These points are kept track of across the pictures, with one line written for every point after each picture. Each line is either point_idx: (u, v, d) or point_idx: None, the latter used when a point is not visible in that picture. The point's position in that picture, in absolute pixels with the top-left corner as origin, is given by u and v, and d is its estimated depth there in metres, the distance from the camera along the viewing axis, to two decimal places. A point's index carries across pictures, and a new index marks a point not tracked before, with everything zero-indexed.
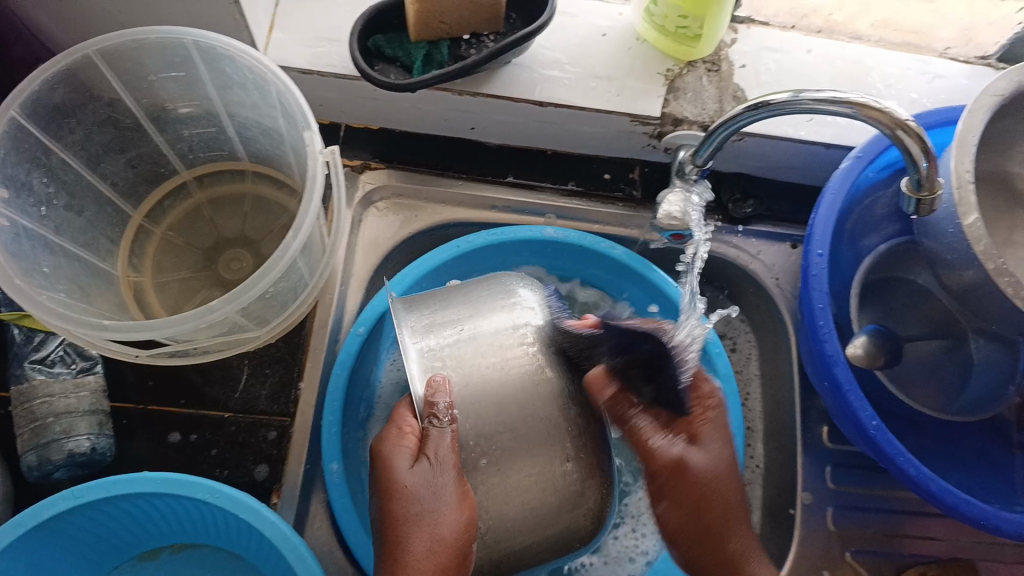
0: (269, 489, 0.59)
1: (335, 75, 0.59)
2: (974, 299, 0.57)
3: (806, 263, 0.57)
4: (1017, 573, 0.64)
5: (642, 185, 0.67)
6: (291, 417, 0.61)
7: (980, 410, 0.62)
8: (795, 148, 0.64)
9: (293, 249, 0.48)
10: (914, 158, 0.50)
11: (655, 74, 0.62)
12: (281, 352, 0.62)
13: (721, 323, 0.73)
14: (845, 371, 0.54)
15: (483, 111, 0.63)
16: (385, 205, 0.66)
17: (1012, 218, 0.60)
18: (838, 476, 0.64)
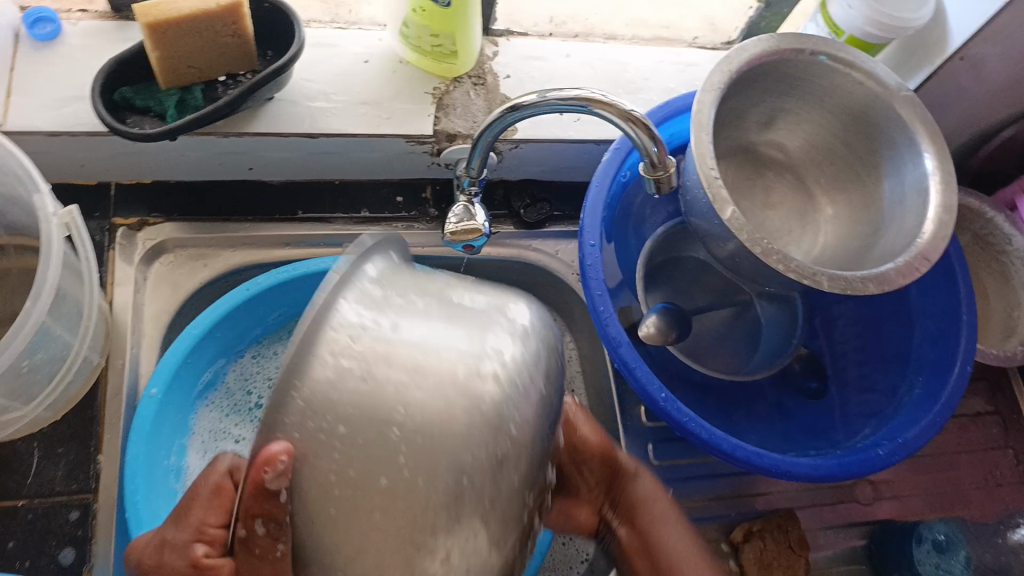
0: (77, 570, 0.56)
1: (86, 133, 0.58)
2: (741, 266, 0.59)
3: (581, 255, 0.58)
4: (837, 511, 0.69)
5: (434, 203, 0.70)
6: (93, 493, 0.57)
7: (773, 363, 0.67)
8: (568, 148, 0.67)
9: (37, 317, 0.46)
10: (645, 146, 0.53)
11: (423, 94, 0.64)
12: (74, 428, 0.59)
13: (541, 329, 0.75)
14: (628, 350, 0.55)
15: (256, 150, 0.63)
16: (171, 258, 0.65)
17: (762, 184, 0.69)
18: (660, 452, 0.67)
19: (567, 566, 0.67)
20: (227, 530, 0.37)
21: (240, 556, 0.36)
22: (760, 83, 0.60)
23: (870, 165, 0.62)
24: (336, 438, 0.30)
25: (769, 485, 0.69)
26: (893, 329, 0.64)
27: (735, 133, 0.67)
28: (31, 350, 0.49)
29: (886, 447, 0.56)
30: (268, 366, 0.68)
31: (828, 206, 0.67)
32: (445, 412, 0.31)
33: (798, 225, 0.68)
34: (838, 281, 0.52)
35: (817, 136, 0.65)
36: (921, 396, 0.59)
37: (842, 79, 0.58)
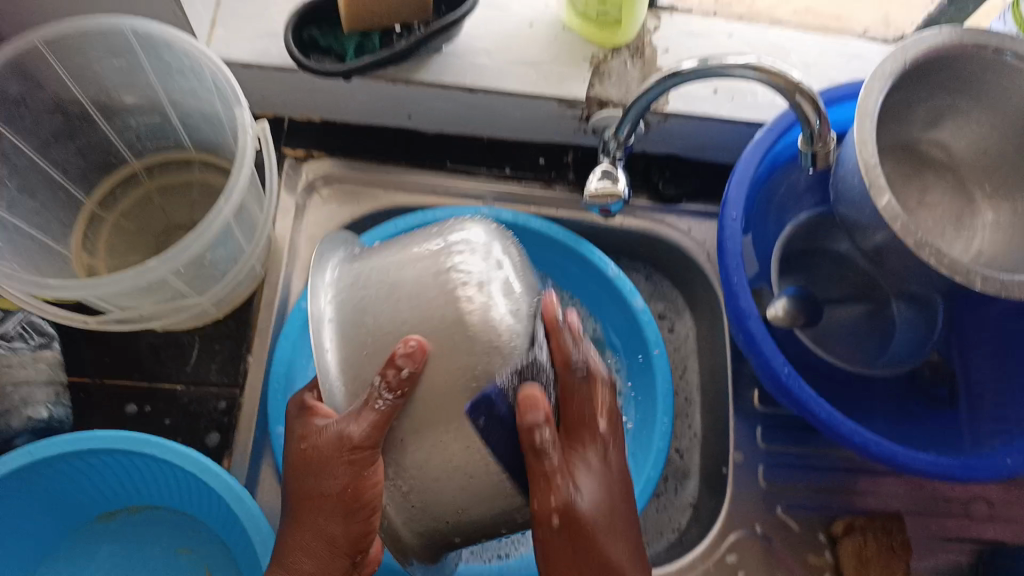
0: (221, 454, 0.61)
1: (275, 66, 0.63)
2: (884, 259, 0.58)
3: (722, 227, 0.59)
4: (944, 523, 0.67)
5: (574, 167, 0.72)
6: (241, 388, 0.62)
7: (898, 364, 0.67)
8: (718, 127, 0.68)
9: (226, 213, 0.51)
10: (807, 117, 0.54)
11: (581, 61, 0.66)
12: (230, 330, 0.64)
13: (659, 304, 0.77)
14: (757, 322, 0.57)
15: (419, 99, 0.67)
16: (328, 193, 0.70)
17: (922, 183, 0.68)
18: (768, 437, 0.68)
19: (659, 531, 0.69)
20: (298, 396, 0.49)
21: (302, 411, 0.48)
22: (927, 79, 0.59)
23: None
24: (429, 375, 0.39)
25: (876, 487, 0.68)
26: None
27: (894, 131, 0.66)
28: (214, 245, 0.54)
29: (1013, 457, 0.55)
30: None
31: (989, 211, 0.66)
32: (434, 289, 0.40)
33: (952, 227, 0.67)
34: (991, 282, 0.52)
35: (986, 138, 0.64)
36: None
37: (1022, 81, 0.57)
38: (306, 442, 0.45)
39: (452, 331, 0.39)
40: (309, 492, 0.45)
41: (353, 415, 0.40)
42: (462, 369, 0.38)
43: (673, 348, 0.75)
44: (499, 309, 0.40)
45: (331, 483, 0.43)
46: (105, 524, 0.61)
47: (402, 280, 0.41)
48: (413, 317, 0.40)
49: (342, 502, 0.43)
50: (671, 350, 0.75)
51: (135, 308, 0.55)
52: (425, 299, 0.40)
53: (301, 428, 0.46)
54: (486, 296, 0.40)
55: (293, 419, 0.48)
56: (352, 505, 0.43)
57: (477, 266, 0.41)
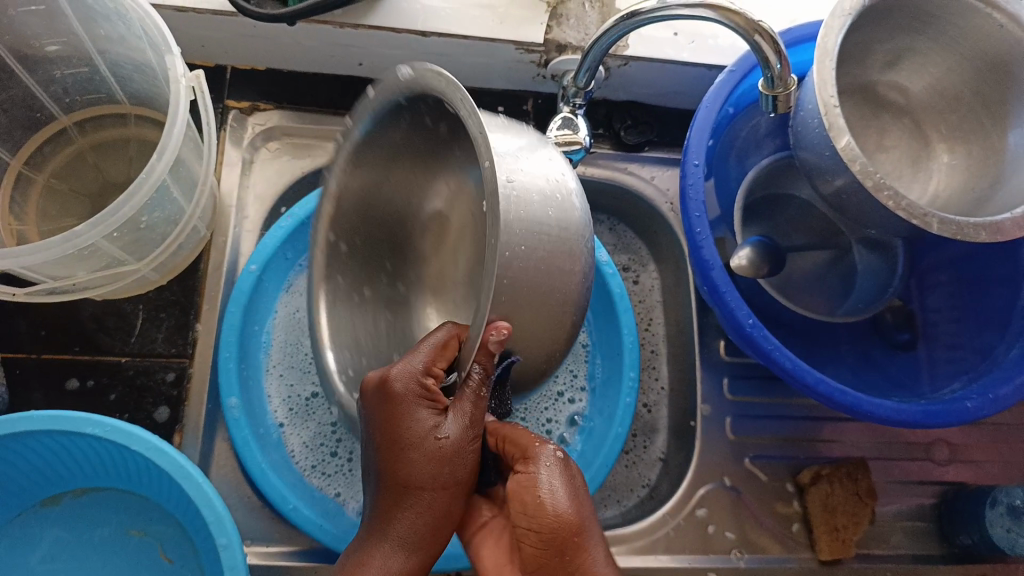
0: (170, 429, 0.58)
1: (211, 11, 0.59)
2: (848, 204, 0.57)
3: (684, 175, 0.57)
4: (908, 467, 0.68)
5: (535, 116, 0.69)
6: (190, 358, 0.60)
7: (864, 310, 0.66)
8: (679, 72, 0.65)
9: (160, 170, 0.48)
10: (767, 59, 0.51)
11: (538, 2, 0.63)
12: (176, 296, 0.61)
13: (624, 257, 0.75)
14: (721, 274, 0.55)
15: (368, 45, 0.63)
16: (277, 145, 0.67)
17: (879, 126, 0.67)
18: (735, 387, 0.67)
19: (629, 488, 0.67)
20: (394, 375, 0.42)
21: (410, 395, 0.42)
22: (890, 18, 0.57)
23: (999, 115, 0.59)
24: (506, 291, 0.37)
25: (841, 434, 0.68)
26: (997, 291, 0.62)
27: (855, 72, 0.64)
28: (150, 206, 0.51)
29: (974, 401, 0.55)
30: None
31: (944, 153, 0.64)
32: (516, 194, 0.37)
33: (909, 169, 0.66)
34: (948, 225, 0.50)
35: (944, 78, 0.62)
36: (1017, 358, 0.57)
37: (981, 19, 0.55)
38: (403, 432, 0.42)
39: (516, 236, 0.37)
40: (425, 487, 0.43)
41: (463, 414, 0.42)
42: (548, 310, 0.39)
43: (638, 300, 0.73)
44: (577, 213, 0.41)
45: (437, 479, 0.43)
46: (50, 509, 0.58)
47: (487, 134, 0.38)
48: (526, 233, 0.37)
49: (467, 487, 0.44)
50: (638, 303, 0.73)
51: (67, 276, 0.51)
52: (505, 184, 0.37)
53: (426, 418, 0.42)
54: (546, 192, 0.39)
55: (405, 405, 0.42)
56: (465, 487, 0.44)
57: (540, 174, 0.39)
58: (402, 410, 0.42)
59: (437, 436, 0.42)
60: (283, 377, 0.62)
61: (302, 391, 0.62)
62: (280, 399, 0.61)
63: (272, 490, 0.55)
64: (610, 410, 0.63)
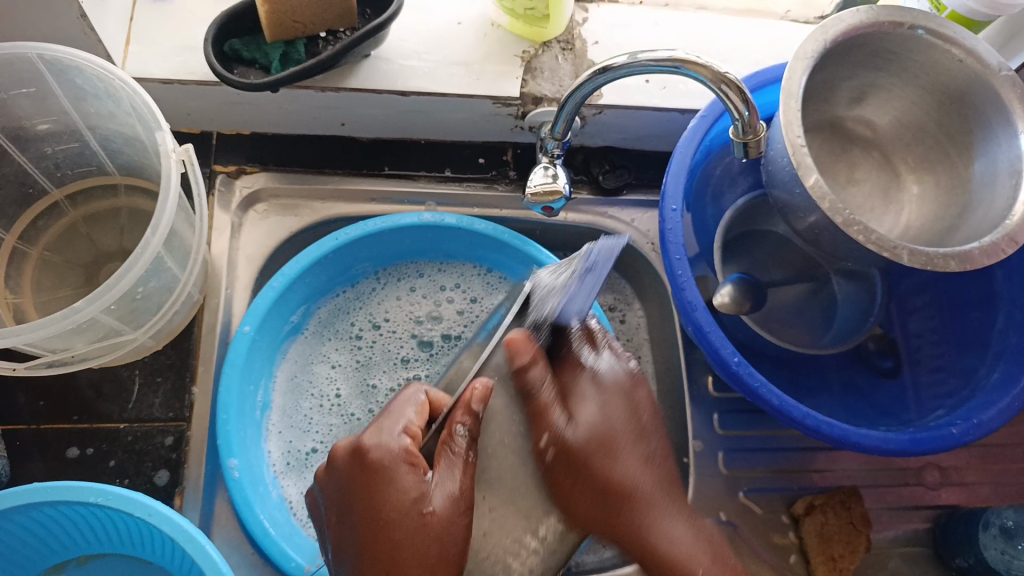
0: (171, 493, 0.59)
1: (197, 81, 0.61)
2: (823, 240, 0.58)
3: (661, 220, 0.59)
4: (900, 493, 0.69)
5: (515, 165, 0.71)
6: (187, 421, 0.60)
7: (845, 342, 0.67)
8: (652, 117, 0.68)
9: (155, 245, 0.49)
10: (735, 108, 0.53)
11: (512, 57, 0.66)
12: (172, 359, 0.62)
13: (609, 297, 0.76)
14: (705, 314, 0.56)
15: (350, 106, 0.65)
16: (265, 207, 0.68)
17: (848, 159, 0.69)
18: (725, 422, 0.68)
19: None
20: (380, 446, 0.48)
21: (394, 460, 0.48)
22: (850, 57, 0.60)
23: (962, 145, 0.61)
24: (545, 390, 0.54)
25: (833, 463, 0.69)
26: (976, 314, 0.64)
27: (822, 109, 0.67)
28: (145, 277, 0.52)
29: (960, 426, 0.56)
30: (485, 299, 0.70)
31: (913, 183, 0.66)
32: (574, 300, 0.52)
33: (880, 202, 0.68)
34: (918, 256, 0.52)
35: (909, 112, 0.64)
36: (999, 381, 0.59)
37: (939, 55, 0.58)
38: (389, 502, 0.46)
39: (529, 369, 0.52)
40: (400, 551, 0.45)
41: (450, 469, 0.47)
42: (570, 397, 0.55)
43: (625, 339, 0.75)
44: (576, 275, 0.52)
45: (423, 551, 0.45)
46: None
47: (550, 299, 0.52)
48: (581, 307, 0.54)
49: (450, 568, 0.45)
50: (626, 341, 0.75)
51: (65, 349, 0.52)
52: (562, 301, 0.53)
53: (406, 485, 0.47)
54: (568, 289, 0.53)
55: (384, 468, 0.47)
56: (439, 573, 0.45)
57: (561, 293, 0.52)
58: (379, 477, 0.47)
59: (423, 509, 0.46)
60: (284, 431, 0.64)
61: (303, 447, 0.63)
62: (280, 454, 0.63)
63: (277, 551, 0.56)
64: None
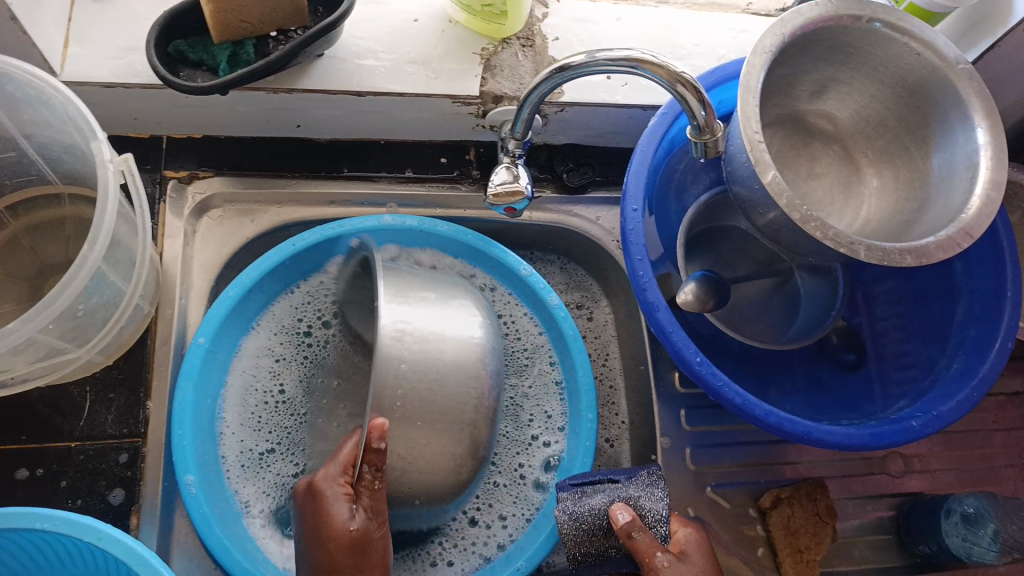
0: (126, 512, 0.57)
1: (142, 84, 0.59)
2: (786, 237, 0.58)
3: (623, 220, 0.58)
4: (865, 482, 0.70)
5: (478, 164, 0.70)
6: (142, 437, 0.59)
7: (808, 335, 0.67)
8: (614, 114, 0.67)
9: (96, 256, 0.47)
10: (692, 109, 0.52)
11: (471, 54, 0.64)
12: (124, 374, 0.60)
13: (576, 296, 0.76)
14: (666, 314, 0.56)
15: (305, 107, 0.64)
16: (220, 212, 0.66)
17: (808, 153, 0.69)
18: (691, 418, 0.69)
19: None
20: (327, 474, 0.51)
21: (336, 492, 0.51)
22: (811, 51, 0.59)
23: (920, 139, 0.61)
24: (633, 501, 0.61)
25: (799, 455, 0.70)
26: (937, 305, 0.65)
27: (783, 103, 0.66)
28: (87, 293, 0.50)
29: (920, 418, 0.57)
30: (535, 365, 0.67)
31: (873, 177, 0.66)
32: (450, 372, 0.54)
33: (841, 195, 0.68)
34: (875, 251, 0.52)
35: (868, 106, 0.64)
36: (958, 372, 0.59)
37: (898, 49, 0.57)
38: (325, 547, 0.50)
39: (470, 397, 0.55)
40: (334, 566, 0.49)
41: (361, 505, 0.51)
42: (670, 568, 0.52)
43: (593, 336, 0.74)
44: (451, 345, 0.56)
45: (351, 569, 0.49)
46: None
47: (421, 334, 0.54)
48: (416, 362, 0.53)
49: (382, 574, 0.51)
50: (594, 339, 0.74)
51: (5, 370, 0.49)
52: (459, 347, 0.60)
53: (338, 510, 0.50)
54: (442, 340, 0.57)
55: (324, 497, 0.51)
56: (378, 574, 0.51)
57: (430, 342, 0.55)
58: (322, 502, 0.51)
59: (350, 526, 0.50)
60: (238, 431, 0.62)
61: (259, 447, 0.63)
62: (235, 454, 0.61)
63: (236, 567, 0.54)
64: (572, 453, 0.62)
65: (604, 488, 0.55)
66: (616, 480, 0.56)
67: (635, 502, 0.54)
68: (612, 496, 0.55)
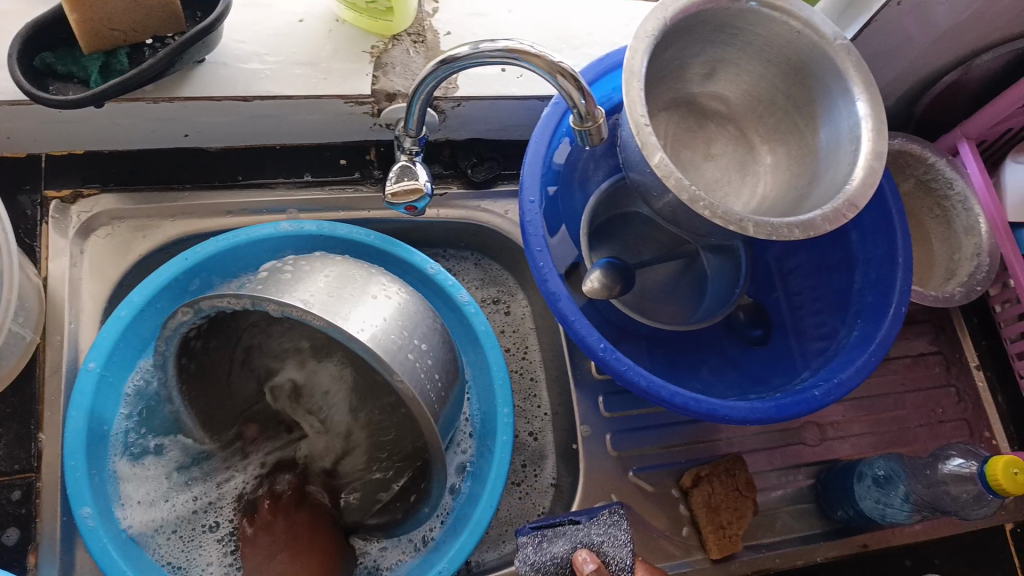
0: (23, 551, 0.55)
1: (9, 102, 0.56)
2: (683, 219, 0.59)
3: (521, 212, 0.58)
4: (784, 454, 0.71)
5: (379, 164, 0.69)
6: (36, 472, 0.56)
7: (709, 317, 0.69)
8: (511, 106, 0.66)
9: None
10: (573, 98, 0.52)
11: (360, 53, 0.63)
12: (12, 407, 0.57)
13: (491, 291, 0.75)
14: (568, 304, 0.56)
15: (191, 116, 0.61)
16: (108, 230, 0.63)
17: (705, 136, 0.70)
18: (610, 404, 0.69)
19: (524, 519, 0.68)
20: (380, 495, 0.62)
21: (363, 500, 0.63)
22: (696, 34, 0.60)
23: (808, 115, 0.63)
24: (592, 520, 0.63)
25: (718, 433, 0.71)
26: (837, 275, 0.66)
27: (678, 87, 0.67)
28: None
29: (822, 388, 0.58)
30: None
31: (767, 154, 0.68)
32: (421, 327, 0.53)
33: (739, 175, 0.69)
34: (763, 227, 0.53)
35: (757, 85, 0.65)
36: (857, 340, 0.61)
37: (779, 28, 0.59)
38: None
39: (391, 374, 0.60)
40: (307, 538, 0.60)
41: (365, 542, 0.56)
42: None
43: (511, 331, 0.74)
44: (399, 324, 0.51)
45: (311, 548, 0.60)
46: None
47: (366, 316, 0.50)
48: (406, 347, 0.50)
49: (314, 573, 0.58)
50: (512, 333, 0.74)
51: None
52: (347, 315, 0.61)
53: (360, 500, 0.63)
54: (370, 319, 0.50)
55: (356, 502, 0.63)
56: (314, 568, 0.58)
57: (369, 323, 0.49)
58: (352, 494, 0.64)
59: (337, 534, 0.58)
60: (142, 469, 0.60)
61: (172, 476, 0.62)
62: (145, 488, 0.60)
63: None
64: (490, 450, 0.62)
65: (567, 532, 0.57)
66: (578, 523, 0.58)
67: (598, 547, 0.56)
68: (574, 541, 0.56)
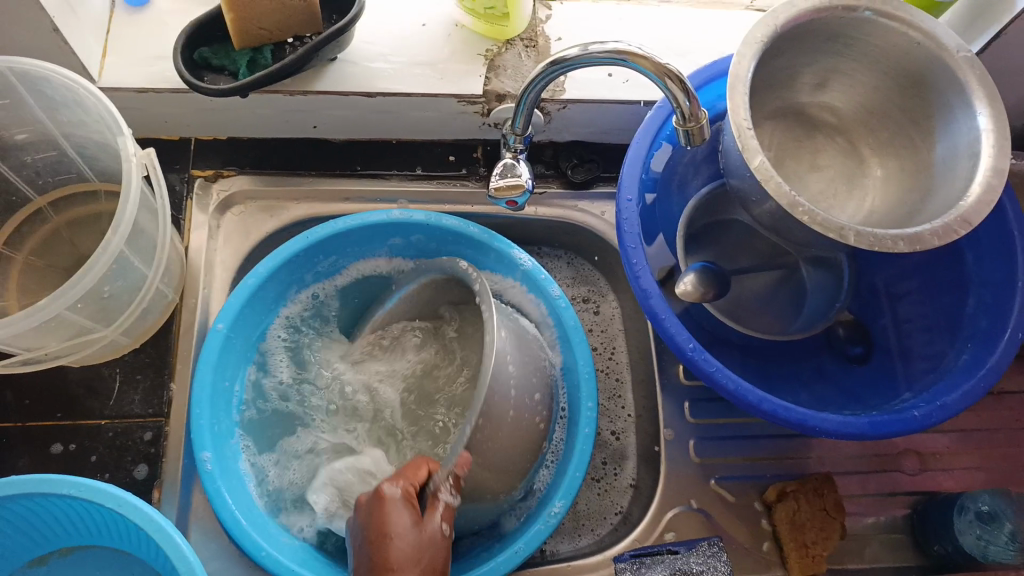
0: (149, 486, 0.61)
1: (169, 89, 0.64)
2: (783, 228, 0.58)
3: (618, 210, 0.59)
4: (878, 480, 0.68)
5: (484, 162, 0.72)
6: (166, 417, 0.63)
7: (811, 327, 0.68)
8: (616, 110, 0.68)
9: (116, 244, 0.52)
10: (677, 99, 0.53)
11: (476, 56, 0.67)
12: (151, 357, 0.64)
13: (583, 291, 0.77)
14: (659, 301, 0.57)
15: (320, 109, 0.67)
16: (242, 208, 0.70)
17: (811, 147, 0.69)
18: (696, 411, 0.69)
19: (601, 515, 0.69)
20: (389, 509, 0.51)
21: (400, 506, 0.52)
22: (807, 43, 0.60)
23: (923, 128, 0.61)
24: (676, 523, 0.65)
25: (808, 451, 0.69)
26: (947, 296, 0.63)
27: (785, 97, 0.67)
28: (110, 277, 0.55)
29: (923, 409, 0.56)
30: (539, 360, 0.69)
31: (877, 167, 0.66)
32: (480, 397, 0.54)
33: (844, 188, 0.68)
34: (865, 237, 0.52)
35: (870, 97, 0.64)
36: (967, 363, 0.58)
37: (896, 38, 0.57)
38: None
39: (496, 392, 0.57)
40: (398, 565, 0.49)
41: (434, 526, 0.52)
42: None
43: (599, 330, 0.76)
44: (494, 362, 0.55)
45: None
46: (37, 569, 0.61)
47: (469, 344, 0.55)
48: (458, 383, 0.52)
49: None
50: (601, 334, 0.76)
51: (38, 347, 0.54)
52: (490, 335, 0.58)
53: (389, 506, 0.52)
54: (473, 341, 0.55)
55: (386, 511, 0.51)
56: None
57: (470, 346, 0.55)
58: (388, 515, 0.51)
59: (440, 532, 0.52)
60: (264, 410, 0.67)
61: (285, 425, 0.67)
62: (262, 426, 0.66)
63: (247, 540, 0.57)
64: (572, 442, 0.63)
65: (665, 559, 0.61)
66: (676, 552, 0.62)
67: None
68: (671, 568, 0.61)
